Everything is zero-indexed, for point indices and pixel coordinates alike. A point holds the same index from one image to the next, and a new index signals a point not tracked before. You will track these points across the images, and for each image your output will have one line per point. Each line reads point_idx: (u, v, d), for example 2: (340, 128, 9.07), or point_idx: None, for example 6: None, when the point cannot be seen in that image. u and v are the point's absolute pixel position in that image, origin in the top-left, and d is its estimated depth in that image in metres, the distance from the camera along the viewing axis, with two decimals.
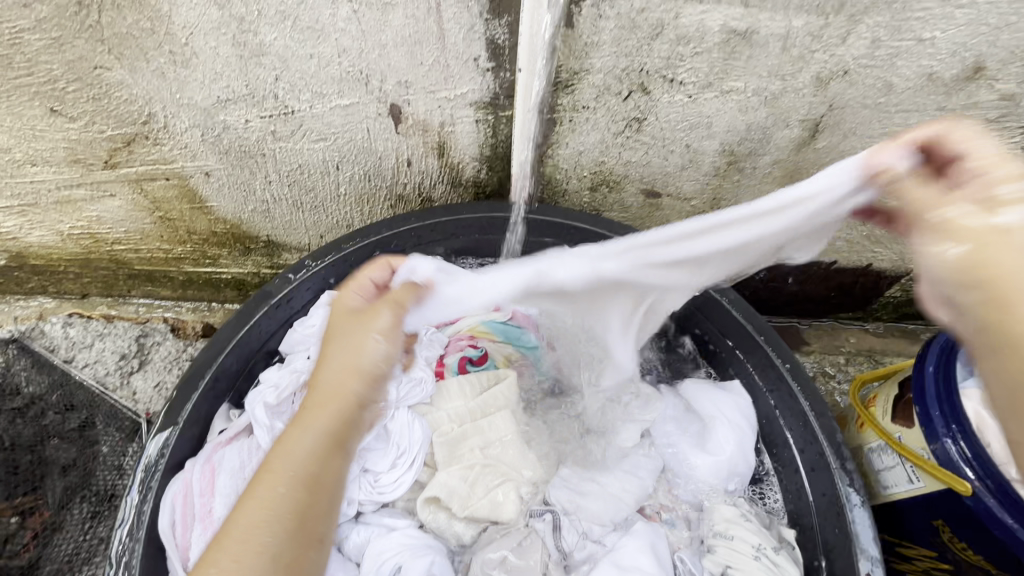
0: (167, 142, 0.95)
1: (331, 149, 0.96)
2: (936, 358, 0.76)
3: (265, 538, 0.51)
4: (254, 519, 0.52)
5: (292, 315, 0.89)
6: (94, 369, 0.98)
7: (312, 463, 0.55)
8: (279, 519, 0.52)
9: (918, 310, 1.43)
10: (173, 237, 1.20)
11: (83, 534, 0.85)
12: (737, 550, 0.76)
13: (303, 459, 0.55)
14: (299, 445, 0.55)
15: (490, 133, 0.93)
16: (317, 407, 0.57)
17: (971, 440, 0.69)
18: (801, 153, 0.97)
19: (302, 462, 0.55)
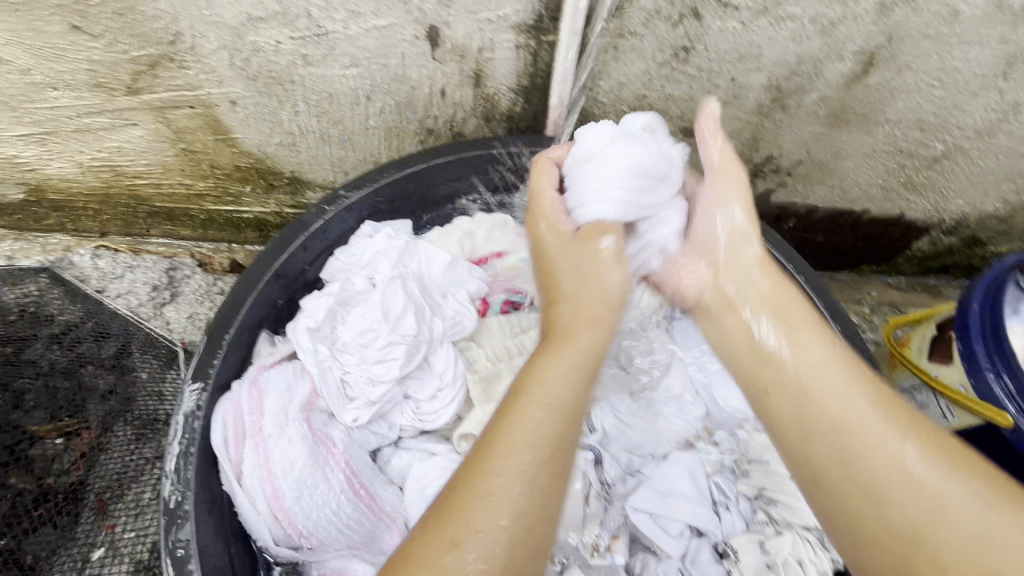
0: (193, 65, 0.91)
1: (363, 76, 0.92)
2: (982, 297, 0.75)
3: (494, 533, 0.46)
4: (511, 480, 0.49)
5: (328, 246, 0.88)
6: (126, 300, 1.01)
7: (531, 469, 0.50)
8: (524, 503, 0.49)
9: (944, 263, 1.42)
10: (196, 172, 1.18)
11: (130, 455, 0.88)
12: (773, 473, 0.80)
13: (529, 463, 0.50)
14: (528, 429, 0.52)
15: (530, 61, 0.89)
16: (531, 402, 0.55)
17: (1015, 375, 0.70)
18: (850, 90, 0.94)
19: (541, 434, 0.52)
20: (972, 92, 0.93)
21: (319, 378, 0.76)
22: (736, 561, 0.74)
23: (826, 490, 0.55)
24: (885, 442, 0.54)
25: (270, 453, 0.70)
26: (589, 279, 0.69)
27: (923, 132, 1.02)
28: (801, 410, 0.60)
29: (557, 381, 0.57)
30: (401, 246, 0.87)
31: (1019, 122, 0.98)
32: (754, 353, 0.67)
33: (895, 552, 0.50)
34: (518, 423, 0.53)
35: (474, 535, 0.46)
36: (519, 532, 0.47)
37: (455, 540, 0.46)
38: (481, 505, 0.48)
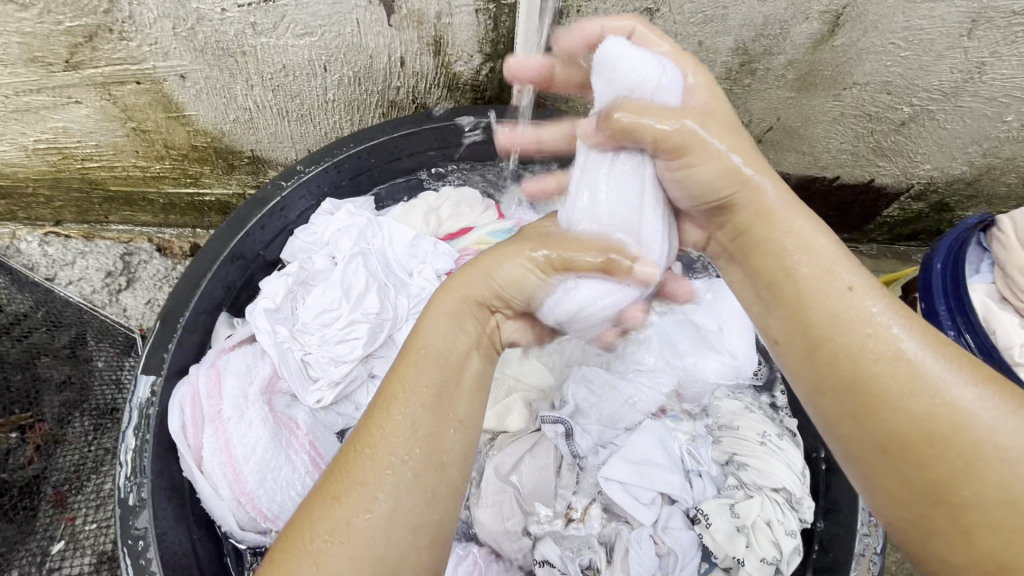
0: (135, 36, 0.86)
1: (317, 45, 0.88)
2: (944, 257, 0.76)
3: (386, 492, 0.48)
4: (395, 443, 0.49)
5: (287, 224, 0.85)
6: (78, 287, 0.97)
7: (421, 403, 0.52)
8: (412, 444, 0.50)
9: (913, 230, 1.44)
10: (150, 153, 1.13)
11: (88, 446, 0.86)
12: (741, 437, 0.79)
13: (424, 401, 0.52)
14: (405, 381, 0.53)
15: (491, 26, 0.86)
16: (418, 358, 0.54)
17: (975, 331, 0.70)
18: (817, 52, 0.93)
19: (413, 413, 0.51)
20: (938, 52, 0.92)
21: (279, 358, 0.74)
22: (707, 526, 0.72)
23: (900, 449, 0.46)
24: (884, 326, 0.48)
25: (229, 437, 0.68)
26: (509, 277, 0.59)
27: (890, 95, 1.01)
28: (807, 334, 0.51)
29: (436, 330, 0.56)
30: (363, 223, 0.85)
31: (984, 83, 0.98)
32: (775, 280, 0.54)
33: (918, 451, 0.45)
34: (402, 377, 0.53)
35: (365, 498, 0.47)
36: (399, 488, 0.48)
37: (339, 495, 0.48)
38: (366, 465, 0.49)
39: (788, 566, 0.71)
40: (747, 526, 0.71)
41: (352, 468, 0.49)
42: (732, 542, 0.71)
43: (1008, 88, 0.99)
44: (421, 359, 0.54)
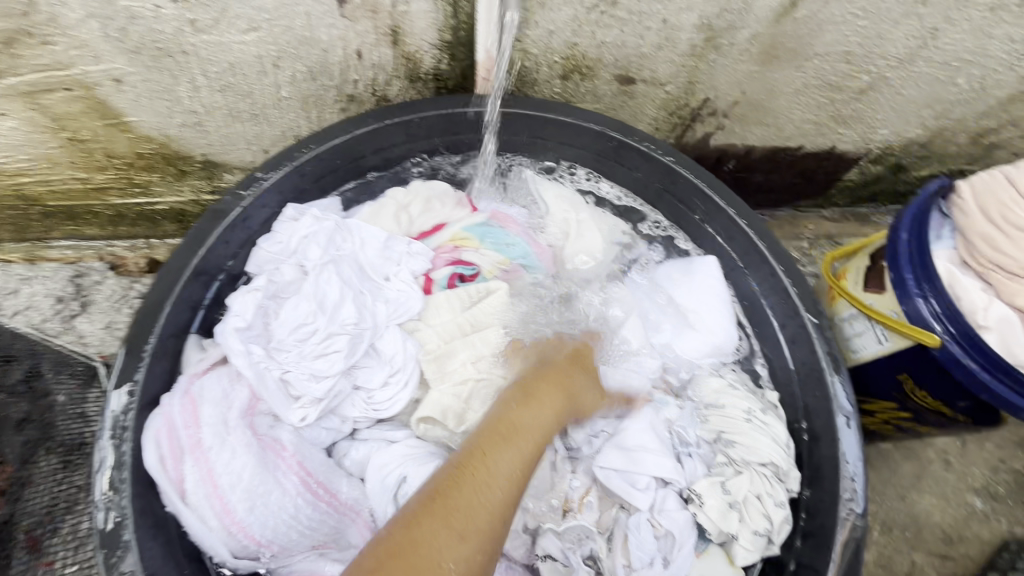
0: (59, 39, 0.78)
1: (265, 41, 0.83)
2: (909, 226, 0.79)
3: (466, 529, 0.53)
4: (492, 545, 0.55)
5: (251, 234, 0.81)
6: (26, 317, 0.90)
7: (516, 478, 0.60)
8: (495, 511, 0.56)
9: (872, 192, 1.48)
10: (89, 163, 1.04)
11: (58, 484, 0.81)
12: (729, 415, 0.82)
13: (513, 470, 0.60)
14: (502, 467, 0.59)
15: (450, 13, 0.82)
16: (517, 443, 0.63)
17: (940, 296, 0.73)
18: (779, 25, 0.92)
19: (506, 472, 0.59)
20: (894, 19, 0.93)
21: (257, 380, 0.70)
22: (700, 504, 0.75)
23: None
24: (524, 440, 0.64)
25: (213, 466, 0.65)
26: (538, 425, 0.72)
27: (850, 64, 1.03)
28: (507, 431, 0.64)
29: (536, 419, 0.66)
30: (332, 227, 0.81)
31: (937, 48, 1.01)
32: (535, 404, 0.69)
33: None
34: (495, 461, 0.60)
35: (442, 544, 0.50)
36: (480, 539, 0.53)
37: (463, 530, 0.52)
38: (453, 514, 0.53)
39: (780, 536, 0.74)
40: (738, 501, 0.75)
41: (472, 496, 0.55)
42: (725, 518, 0.74)
43: (960, 52, 1.02)
44: (504, 434, 0.63)
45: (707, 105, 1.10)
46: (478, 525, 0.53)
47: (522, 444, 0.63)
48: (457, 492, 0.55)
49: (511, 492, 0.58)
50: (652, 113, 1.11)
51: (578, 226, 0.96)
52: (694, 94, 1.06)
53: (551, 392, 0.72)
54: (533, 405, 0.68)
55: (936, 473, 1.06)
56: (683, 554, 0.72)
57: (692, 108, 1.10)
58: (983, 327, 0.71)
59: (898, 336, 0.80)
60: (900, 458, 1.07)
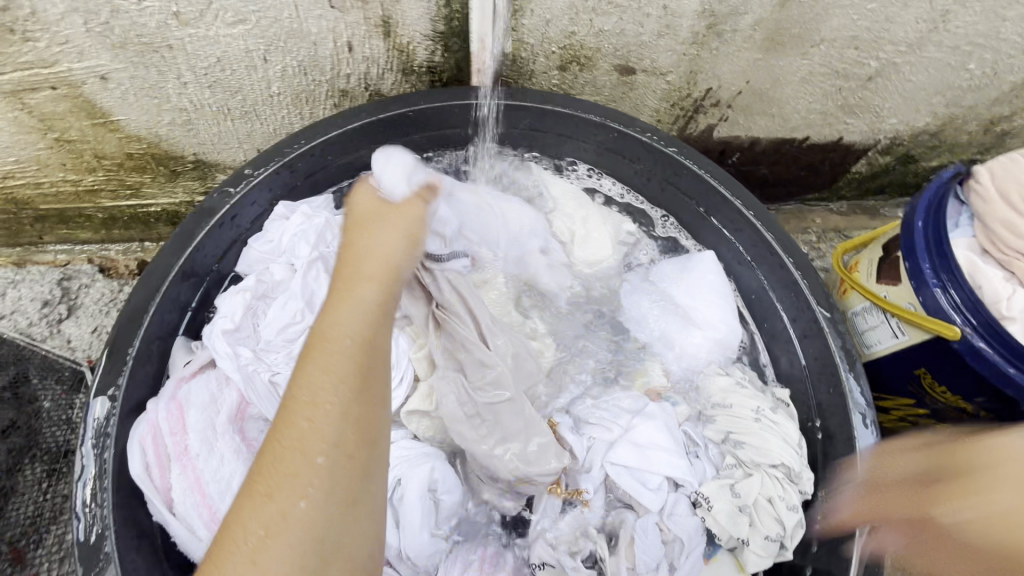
0: (41, 35, 0.76)
1: (253, 34, 0.80)
2: (925, 213, 0.75)
3: (308, 487, 0.42)
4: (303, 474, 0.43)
5: (241, 233, 0.79)
6: (14, 321, 0.88)
7: (344, 411, 0.45)
8: (336, 457, 0.44)
9: (881, 184, 1.45)
10: (79, 165, 1.02)
11: (43, 494, 0.78)
12: (736, 415, 0.78)
13: (338, 415, 0.45)
14: (315, 384, 0.45)
15: (443, 1, 0.79)
16: (322, 369, 0.46)
17: (959, 286, 0.70)
18: (784, 9, 0.89)
19: (342, 360, 0.47)
20: (903, 2, 0.90)
21: (246, 384, 0.67)
22: (708, 508, 0.71)
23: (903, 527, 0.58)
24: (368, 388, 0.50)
25: (200, 473, 0.62)
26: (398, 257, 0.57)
27: (857, 50, 1.00)
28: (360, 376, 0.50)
29: (349, 323, 0.49)
30: (321, 224, 0.78)
31: (947, 32, 0.97)
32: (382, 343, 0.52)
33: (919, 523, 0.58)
34: (312, 375, 0.46)
35: (286, 493, 0.42)
36: (335, 471, 0.43)
37: (305, 466, 0.43)
38: (277, 475, 0.43)
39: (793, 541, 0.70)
40: (748, 505, 0.71)
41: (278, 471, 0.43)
42: (735, 524, 0.70)
43: (971, 36, 0.99)
44: (315, 353, 0.48)
45: (710, 95, 1.07)
46: (311, 482, 0.42)
47: (340, 352, 0.47)
48: (261, 468, 0.44)
49: (365, 371, 0.48)
50: (653, 104, 1.08)
51: (585, 221, 0.93)
52: (696, 84, 1.03)
53: (341, 271, 0.53)
54: (345, 296, 0.51)
55: None
56: (690, 560, 0.69)
57: (695, 99, 1.07)
58: (1007, 318, 0.68)
59: (914, 329, 0.76)
60: None
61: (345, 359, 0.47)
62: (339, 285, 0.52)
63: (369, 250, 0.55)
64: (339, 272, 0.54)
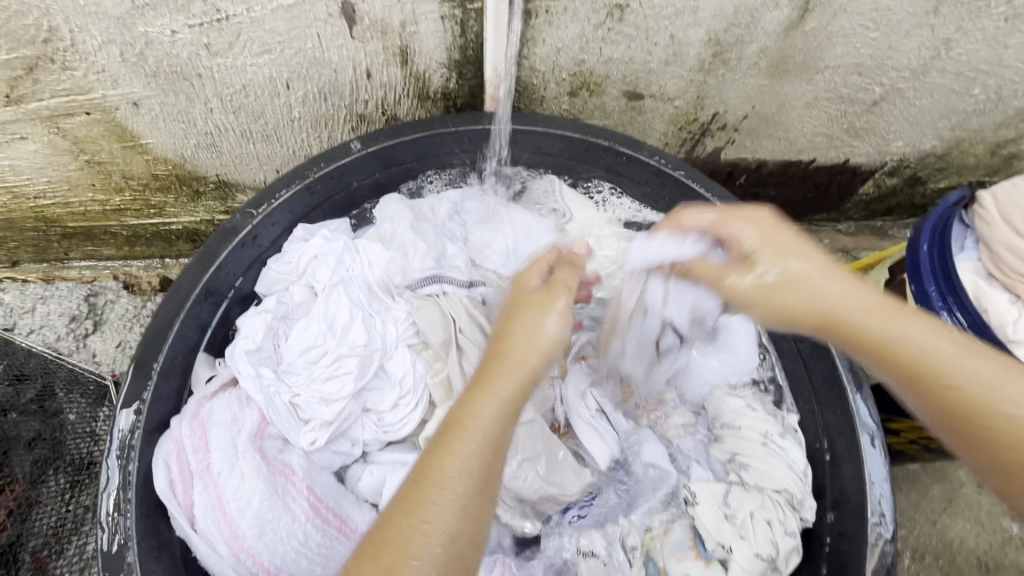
0: (79, 65, 0.81)
1: (277, 63, 0.84)
2: (929, 238, 0.76)
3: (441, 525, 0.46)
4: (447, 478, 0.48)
5: (261, 254, 0.82)
6: (41, 335, 0.92)
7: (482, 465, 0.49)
8: (467, 513, 0.48)
9: (889, 205, 1.46)
10: (107, 185, 1.07)
11: (65, 505, 0.81)
12: (744, 437, 0.79)
13: (469, 481, 0.49)
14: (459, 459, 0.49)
15: (459, 32, 0.83)
16: (459, 446, 0.50)
17: (965, 310, 0.70)
18: (788, 38, 0.92)
19: (486, 430, 0.51)
20: (905, 31, 0.92)
21: (266, 403, 0.70)
22: (696, 508, 0.73)
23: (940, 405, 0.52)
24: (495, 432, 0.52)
25: (221, 491, 0.64)
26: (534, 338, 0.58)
27: (861, 77, 1.02)
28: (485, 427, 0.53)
29: (490, 408, 0.52)
30: (341, 248, 0.81)
31: (950, 59, 1.00)
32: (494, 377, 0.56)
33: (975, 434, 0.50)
34: (455, 446, 0.50)
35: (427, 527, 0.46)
36: (463, 515, 0.48)
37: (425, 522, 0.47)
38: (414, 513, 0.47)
39: (785, 564, 0.71)
40: (736, 516, 0.72)
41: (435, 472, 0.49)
42: (720, 530, 0.71)
43: (974, 62, 1.01)
44: (459, 428, 0.51)
45: (716, 120, 1.09)
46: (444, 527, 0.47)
47: (477, 436, 0.50)
48: (399, 513, 0.47)
49: (495, 451, 0.51)
50: (661, 128, 1.10)
51: (597, 240, 0.95)
52: (703, 109, 1.06)
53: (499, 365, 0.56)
54: (489, 386, 0.54)
55: (968, 495, 1.02)
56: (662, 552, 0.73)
57: (702, 122, 1.10)
58: (1014, 342, 0.69)
59: None
60: (930, 480, 1.02)
61: (489, 436, 0.50)
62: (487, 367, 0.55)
63: (522, 340, 0.57)
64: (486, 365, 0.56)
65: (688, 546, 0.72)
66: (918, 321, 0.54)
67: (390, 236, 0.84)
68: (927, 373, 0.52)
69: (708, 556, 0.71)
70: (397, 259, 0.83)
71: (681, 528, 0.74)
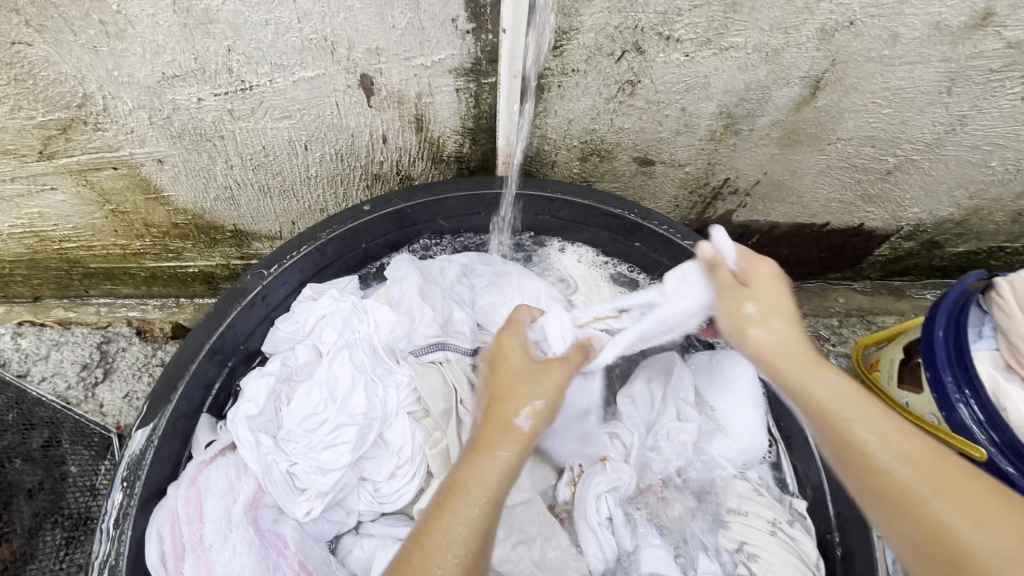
0: (110, 127, 0.84)
1: (297, 127, 0.87)
2: (945, 322, 0.74)
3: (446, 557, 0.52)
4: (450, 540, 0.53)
5: (269, 312, 0.83)
6: (52, 383, 0.93)
7: (491, 506, 0.56)
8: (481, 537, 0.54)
9: (905, 267, 1.43)
10: (129, 231, 1.10)
11: (59, 561, 0.81)
12: (751, 525, 0.77)
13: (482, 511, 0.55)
14: (468, 511, 0.55)
15: (473, 103, 0.85)
16: (468, 495, 0.56)
17: (983, 403, 0.68)
18: (800, 113, 0.92)
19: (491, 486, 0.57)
20: (919, 107, 0.92)
21: (263, 474, 0.69)
22: None
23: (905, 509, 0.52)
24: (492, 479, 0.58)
25: (212, 566, 0.63)
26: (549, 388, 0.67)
27: (874, 148, 1.02)
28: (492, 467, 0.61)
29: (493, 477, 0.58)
30: (347, 309, 0.82)
31: (966, 134, 0.99)
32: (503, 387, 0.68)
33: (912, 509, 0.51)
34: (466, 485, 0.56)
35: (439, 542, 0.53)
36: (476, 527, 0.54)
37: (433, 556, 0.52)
38: (441, 527, 0.53)
39: None
40: None
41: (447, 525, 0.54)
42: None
43: (991, 137, 1.00)
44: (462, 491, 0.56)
45: (728, 185, 1.10)
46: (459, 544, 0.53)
47: (479, 498, 0.56)
48: (433, 520, 0.55)
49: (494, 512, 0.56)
50: (672, 191, 1.11)
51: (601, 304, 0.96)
52: (715, 174, 1.06)
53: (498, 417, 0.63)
54: (484, 454, 0.59)
55: None
56: None
57: (713, 187, 1.10)
58: None
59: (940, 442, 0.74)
60: None
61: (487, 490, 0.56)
62: (488, 437, 0.61)
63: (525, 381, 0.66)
64: (485, 424, 0.63)
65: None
66: (906, 430, 0.56)
67: (399, 299, 0.85)
68: (909, 503, 0.52)
69: None
70: (404, 321, 0.84)
71: None
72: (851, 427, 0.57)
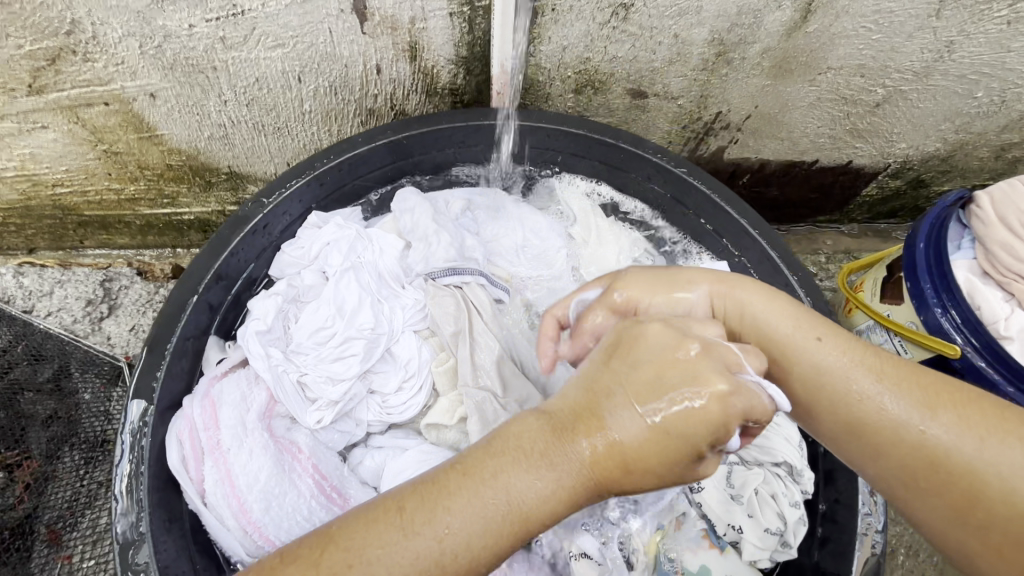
0: (100, 56, 0.84)
1: (290, 57, 0.87)
2: (926, 234, 0.77)
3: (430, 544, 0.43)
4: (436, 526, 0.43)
5: (272, 240, 0.84)
6: (59, 317, 0.98)
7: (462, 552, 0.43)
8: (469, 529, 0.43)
9: (892, 207, 1.46)
10: (123, 175, 1.10)
11: (80, 480, 0.85)
12: None
13: (479, 527, 0.43)
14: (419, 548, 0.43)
15: (466, 29, 0.85)
16: (486, 491, 0.43)
17: (960, 306, 0.71)
18: (792, 39, 0.93)
19: (527, 497, 0.43)
20: (908, 32, 0.93)
21: (275, 382, 0.73)
22: (701, 492, 0.74)
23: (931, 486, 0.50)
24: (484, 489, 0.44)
25: (231, 467, 0.67)
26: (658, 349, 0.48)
27: (864, 78, 1.03)
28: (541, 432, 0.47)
29: (525, 484, 0.43)
30: (352, 235, 0.84)
31: (953, 61, 1.00)
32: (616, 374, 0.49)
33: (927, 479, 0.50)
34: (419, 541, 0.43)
35: (367, 559, 0.42)
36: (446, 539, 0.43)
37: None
38: (377, 551, 0.43)
39: (795, 538, 0.71)
40: (742, 495, 0.73)
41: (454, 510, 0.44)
42: (730, 512, 0.72)
43: (977, 65, 1.01)
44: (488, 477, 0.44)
45: (720, 118, 1.11)
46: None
47: (493, 508, 0.43)
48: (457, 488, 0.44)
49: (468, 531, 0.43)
50: (665, 126, 1.12)
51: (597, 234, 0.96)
52: (707, 108, 1.07)
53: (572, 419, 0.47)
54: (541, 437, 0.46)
55: None
56: (681, 540, 0.75)
57: (705, 121, 1.11)
58: (1006, 338, 0.70)
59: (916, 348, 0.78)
60: None
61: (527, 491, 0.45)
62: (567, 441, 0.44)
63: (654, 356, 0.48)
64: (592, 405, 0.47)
65: (701, 537, 0.74)
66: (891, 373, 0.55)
67: (411, 228, 0.87)
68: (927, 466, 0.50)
69: (720, 544, 0.73)
70: (421, 247, 0.86)
71: (693, 520, 0.75)
72: (861, 398, 0.54)
